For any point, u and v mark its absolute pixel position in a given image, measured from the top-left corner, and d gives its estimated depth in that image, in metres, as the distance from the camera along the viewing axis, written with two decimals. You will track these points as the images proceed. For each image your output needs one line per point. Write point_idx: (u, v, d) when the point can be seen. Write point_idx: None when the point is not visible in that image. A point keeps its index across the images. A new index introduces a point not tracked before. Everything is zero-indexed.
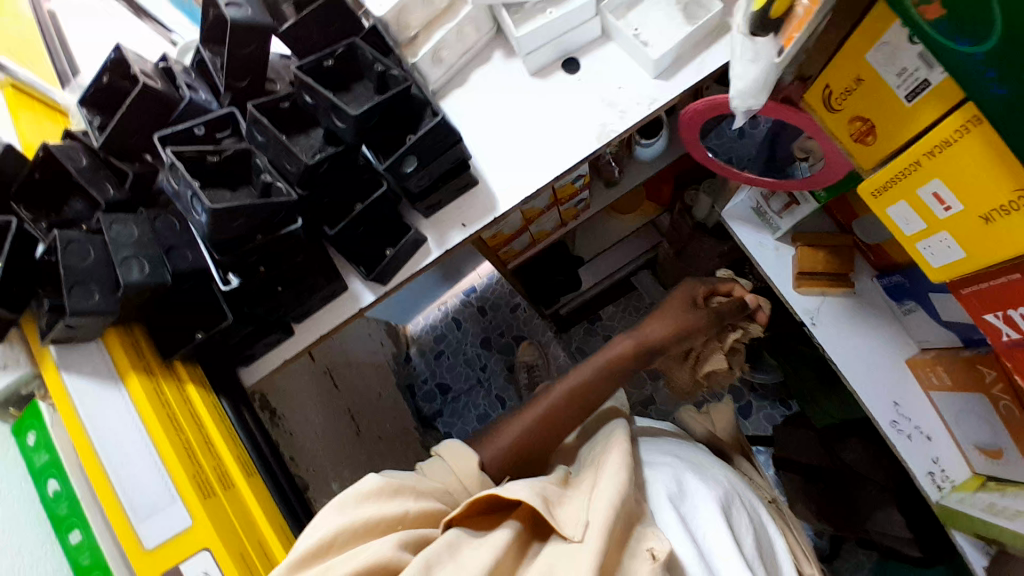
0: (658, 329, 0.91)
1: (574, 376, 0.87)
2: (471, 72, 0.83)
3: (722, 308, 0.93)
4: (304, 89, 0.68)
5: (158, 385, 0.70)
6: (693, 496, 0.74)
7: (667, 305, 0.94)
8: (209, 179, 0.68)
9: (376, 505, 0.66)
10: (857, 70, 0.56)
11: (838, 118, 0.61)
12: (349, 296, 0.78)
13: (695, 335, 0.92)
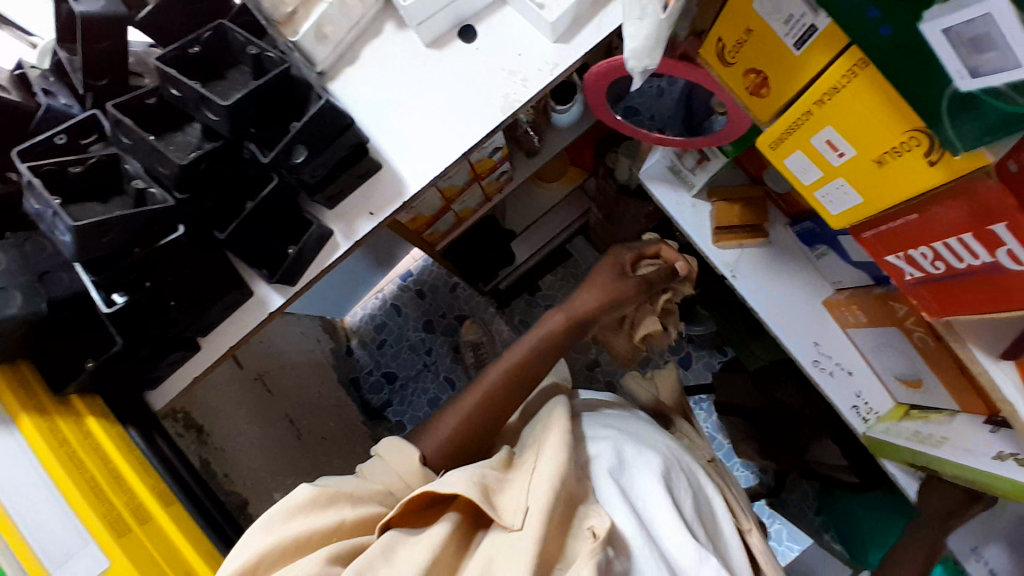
0: (592, 301, 0.90)
1: (506, 356, 0.85)
2: (362, 48, 0.77)
3: (651, 274, 0.93)
4: (168, 80, 0.61)
5: (54, 423, 0.64)
6: (635, 467, 0.74)
7: (598, 275, 0.92)
8: (72, 192, 0.61)
9: (310, 518, 0.63)
10: (748, 24, 0.54)
11: (732, 72, 0.60)
12: (256, 301, 0.74)
13: (626, 305, 0.92)
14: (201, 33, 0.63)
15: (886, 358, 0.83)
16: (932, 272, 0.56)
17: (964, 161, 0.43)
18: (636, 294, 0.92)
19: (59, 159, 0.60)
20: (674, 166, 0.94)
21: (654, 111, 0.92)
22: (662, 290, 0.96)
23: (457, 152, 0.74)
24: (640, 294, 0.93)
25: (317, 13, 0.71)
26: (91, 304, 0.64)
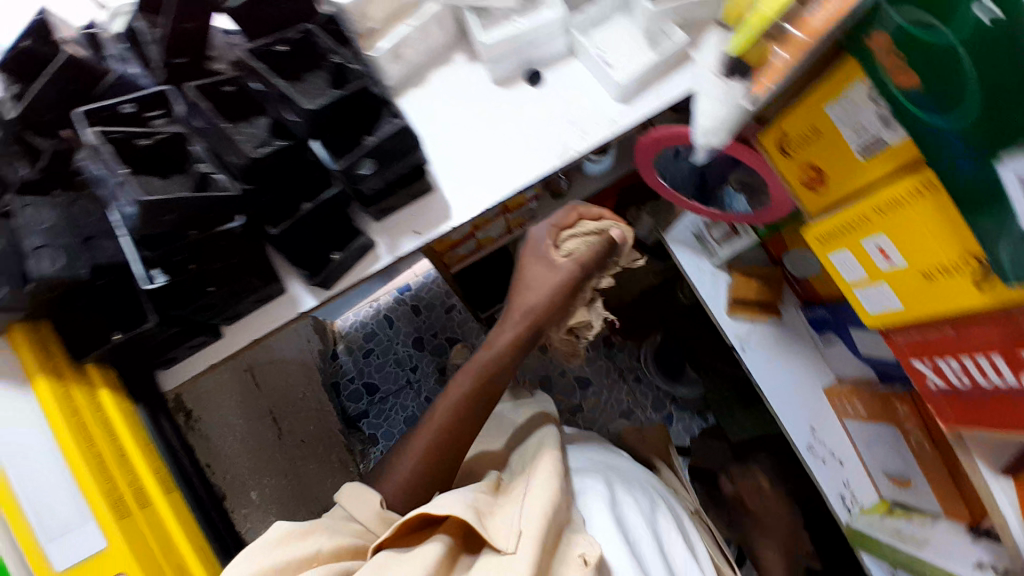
0: (529, 297, 0.88)
1: (466, 377, 0.86)
2: (433, 74, 0.79)
3: (581, 255, 0.89)
4: (251, 73, 0.61)
5: (68, 390, 0.63)
6: (623, 499, 0.75)
7: (529, 268, 0.90)
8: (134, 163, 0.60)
9: (294, 547, 0.64)
10: (815, 127, 0.58)
11: (793, 164, 0.63)
12: (289, 299, 0.75)
13: (558, 307, 0.89)
14: (287, 35, 0.63)
15: (880, 452, 0.87)
16: (954, 380, 0.59)
17: (1012, 292, 0.47)
18: (572, 288, 0.89)
19: (128, 128, 0.59)
20: (699, 233, 0.97)
21: (674, 175, 0.84)
22: (595, 273, 0.92)
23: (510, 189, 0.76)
24: (570, 289, 0.89)
25: (397, 34, 0.72)
26: (128, 277, 0.63)
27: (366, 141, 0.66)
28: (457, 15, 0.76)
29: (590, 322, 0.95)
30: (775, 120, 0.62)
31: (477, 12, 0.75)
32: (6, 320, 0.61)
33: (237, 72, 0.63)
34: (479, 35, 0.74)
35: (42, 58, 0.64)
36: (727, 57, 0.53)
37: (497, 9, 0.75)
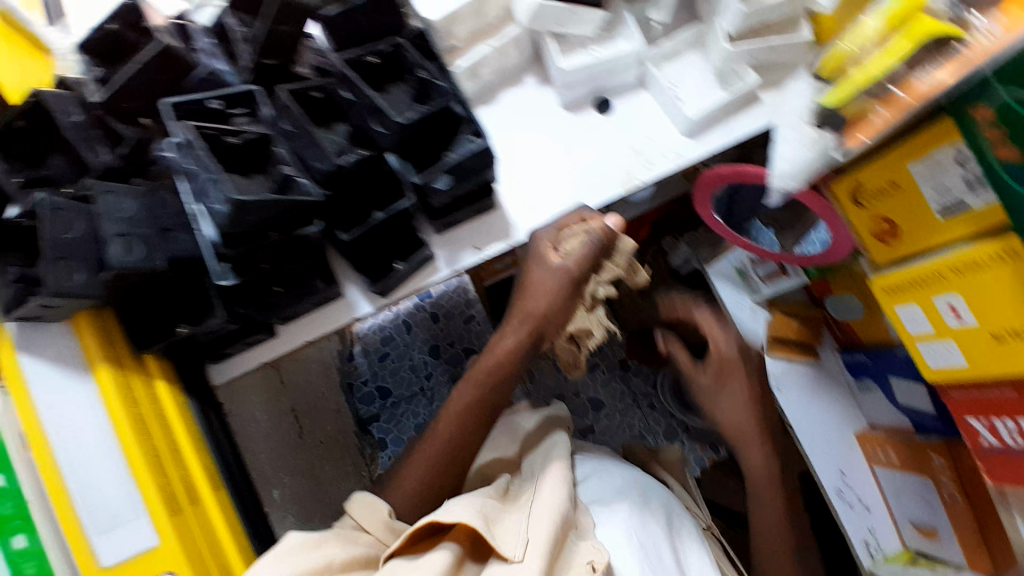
0: (532, 303, 0.79)
1: (467, 385, 0.83)
2: (504, 93, 0.79)
3: (578, 256, 0.75)
4: (344, 82, 0.62)
5: (129, 381, 0.62)
6: (629, 500, 0.76)
7: (531, 275, 0.79)
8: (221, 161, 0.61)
9: (302, 559, 0.63)
10: (894, 183, 0.59)
11: (864, 216, 0.64)
12: (345, 304, 0.75)
13: (557, 314, 0.80)
14: (380, 48, 0.64)
15: (909, 502, 0.88)
16: (1008, 438, 0.61)
17: None
18: (571, 295, 0.79)
19: (218, 126, 0.60)
20: (743, 268, 0.98)
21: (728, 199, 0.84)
22: (591, 274, 0.80)
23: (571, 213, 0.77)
24: (569, 294, 0.79)
25: (477, 54, 0.73)
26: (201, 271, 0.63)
27: (447, 159, 0.65)
28: (532, 39, 0.76)
29: (592, 332, 0.83)
30: (849, 171, 0.63)
31: (558, 37, 0.76)
32: (75, 310, 0.60)
33: (327, 79, 0.63)
34: (554, 60, 0.75)
35: (127, 43, 0.62)
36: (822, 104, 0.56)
37: (578, 36, 0.76)
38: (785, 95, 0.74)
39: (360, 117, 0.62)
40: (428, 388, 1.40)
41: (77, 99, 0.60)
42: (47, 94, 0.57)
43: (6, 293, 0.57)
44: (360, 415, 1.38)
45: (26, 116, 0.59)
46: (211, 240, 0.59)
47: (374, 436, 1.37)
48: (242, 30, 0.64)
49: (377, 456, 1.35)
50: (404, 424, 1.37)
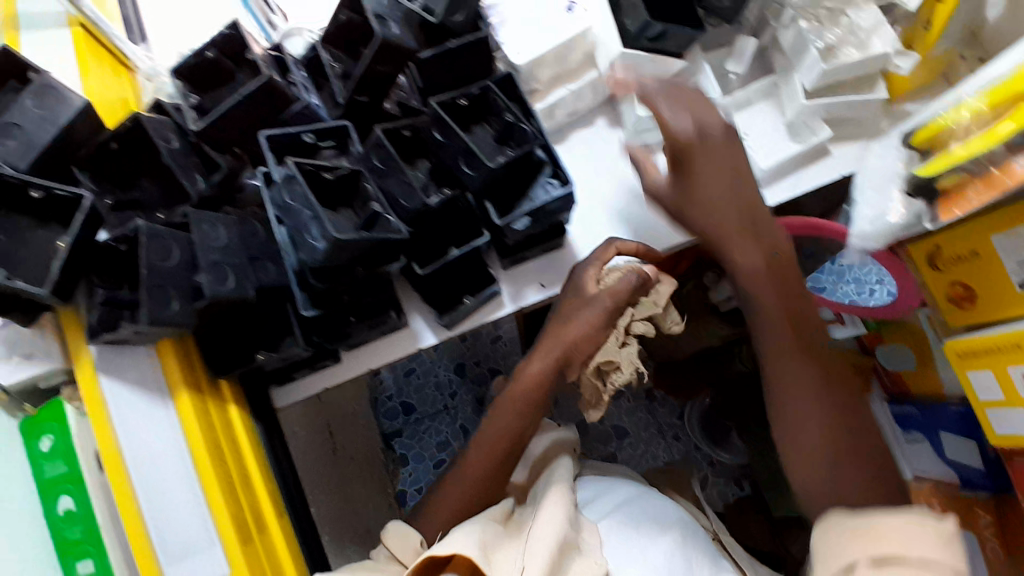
0: (564, 329, 0.75)
1: (494, 421, 0.81)
2: (576, 132, 0.79)
3: (615, 289, 0.72)
4: (437, 123, 0.62)
5: (207, 408, 0.63)
6: (628, 528, 0.76)
7: (563, 304, 0.75)
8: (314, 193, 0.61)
9: None
10: (978, 254, 0.60)
11: (943, 281, 0.66)
12: (410, 333, 0.75)
13: (585, 341, 0.75)
14: (472, 91, 0.65)
15: None
16: None
17: None
18: (605, 325, 0.74)
19: (316, 162, 0.61)
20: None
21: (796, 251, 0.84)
22: (628, 308, 0.75)
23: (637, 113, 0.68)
24: (604, 325, 0.74)
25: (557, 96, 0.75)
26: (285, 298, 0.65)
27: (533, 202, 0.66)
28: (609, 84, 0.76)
29: (621, 367, 0.76)
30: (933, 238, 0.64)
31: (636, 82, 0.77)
32: (157, 340, 0.61)
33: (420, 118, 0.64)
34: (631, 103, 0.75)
35: (223, 70, 0.62)
36: (912, 176, 0.57)
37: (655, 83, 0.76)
38: (854, 152, 0.74)
39: (450, 158, 0.63)
40: (452, 407, 1.48)
41: (173, 126, 0.60)
42: (145, 118, 0.57)
43: (96, 315, 0.55)
44: (384, 429, 1.47)
45: (120, 140, 0.58)
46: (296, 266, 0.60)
47: (396, 450, 1.45)
48: (338, 65, 0.65)
49: (399, 472, 1.43)
50: (426, 439, 1.45)
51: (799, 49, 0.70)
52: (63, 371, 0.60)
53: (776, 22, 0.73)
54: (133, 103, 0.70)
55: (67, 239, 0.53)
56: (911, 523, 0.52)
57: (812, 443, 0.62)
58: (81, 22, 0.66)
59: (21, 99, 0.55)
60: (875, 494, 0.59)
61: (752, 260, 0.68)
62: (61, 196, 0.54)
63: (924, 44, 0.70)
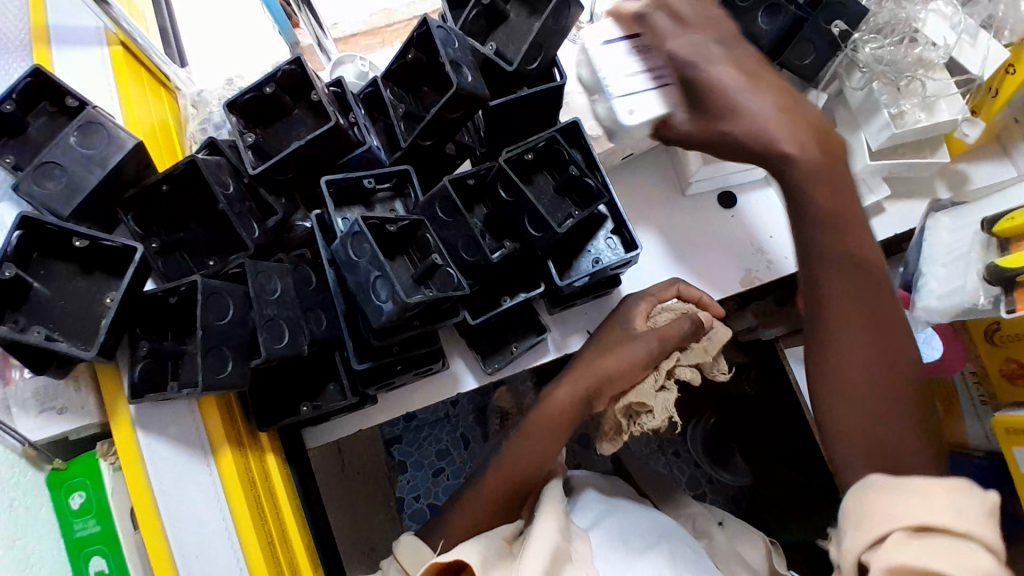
0: (598, 359, 0.68)
1: (512, 451, 0.70)
2: (630, 171, 0.77)
3: (665, 331, 0.66)
4: (504, 176, 0.60)
5: (246, 460, 0.60)
6: (617, 547, 0.66)
7: (606, 335, 0.69)
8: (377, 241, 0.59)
9: None
10: None
11: (1003, 363, 0.66)
12: (450, 378, 0.72)
13: (622, 375, 0.66)
14: (537, 139, 0.62)
15: None
16: None
17: None
18: (646, 361, 0.66)
19: (380, 214, 0.58)
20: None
21: None
22: (674, 352, 0.67)
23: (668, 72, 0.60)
24: (643, 362, 0.66)
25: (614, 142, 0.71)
26: (336, 347, 0.63)
27: (598, 262, 0.65)
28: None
29: (653, 413, 0.67)
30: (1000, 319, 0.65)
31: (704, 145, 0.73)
32: (197, 398, 0.57)
33: (488, 167, 0.63)
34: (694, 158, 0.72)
35: (280, 105, 0.60)
36: (994, 266, 0.57)
37: None
38: (913, 211, 0.72)
39: (517, 212, 0.61)
40: (453, 414, 1.34)
41: (229, 167, 0.58)
42: (201, 159, 0.55)
43: (140, 370, 0.53)
44: (383, 434, 1.33)
45: (171, 181, 0.56)
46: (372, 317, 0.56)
47: (395, 458, 1.32)
48: (400, 106, 0.64)
49: (397, 479, 1.30)
50: (426, 447, 1.32)
51: (868, 110, 0.68)
52: (94, 425, 0.57)
53: (845, 79, 0.70)
54: (172, 127, 0.69)
55: (117, 293, 0.51)
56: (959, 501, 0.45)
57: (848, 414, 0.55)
58: (120, 39, 0.64)
59: (64, 136, 0.53)
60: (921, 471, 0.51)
61: None
62: (108, 245, 0.52)
63: (989, 112, 0.70)
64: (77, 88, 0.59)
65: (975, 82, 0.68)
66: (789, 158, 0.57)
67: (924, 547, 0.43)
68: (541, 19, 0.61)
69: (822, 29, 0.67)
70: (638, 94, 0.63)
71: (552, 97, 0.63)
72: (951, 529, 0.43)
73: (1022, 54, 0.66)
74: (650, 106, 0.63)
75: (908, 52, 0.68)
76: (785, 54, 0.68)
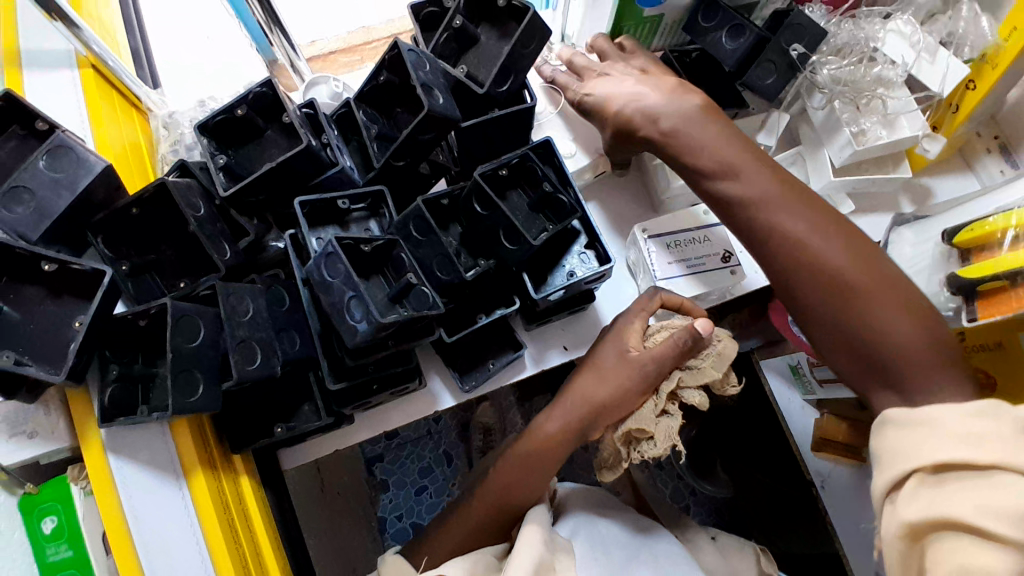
0: (593, 388, 0.66)
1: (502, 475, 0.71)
2: (602, 188, 0.78)
3: (660, 352, 0.63)
4: (477, 194, 0.60)
5: (220, 482, 0.59)
6: (601, 560, 0.66)
7: (595, 355, 0.68)
8: (354, 263, 0.60)
9: None
10: (1008, 353, 0.62)
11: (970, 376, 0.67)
12: (427, 395, 0.72)
13: (617, 401, 0.65)
14: (509, 157, 0.63)
15: None
16: None
17: None
18: (643, 385, 0.64)
19: (354, 234, 0.58)
20: (798, 367, 0.94)
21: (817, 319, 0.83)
22: (675, 371, 0.65)
23: (601, 103, 0.67)
24: (637, 387, 0.64)
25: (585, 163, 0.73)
26: (309, 367, 0.63)
27: (572, 276, 0.66)
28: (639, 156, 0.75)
29: (654, 440, 0.64)
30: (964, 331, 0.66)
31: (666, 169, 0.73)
32: (170, 419, 0.56)
33: (463, 187, 0.64)
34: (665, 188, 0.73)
35: (253, 126, 0.61)
36: (958, 275, 0.58)
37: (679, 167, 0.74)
38: (878, 224, 0.75)
39: (491, 229, 0.61)
40: (435, 432, 1.33)
41: (201, 190, 0.58)
42: (172, 183, 0.55)
43: (110, 395, 0.53)
44: (365, 452, 1.31)
45: (141, 204, 0.55)
46: (357, 333, 0.54)
47: (378, 477, 1.30)
48: (374, 127, 0.64)
49: (378, 498, 1.27)
50: (408, 465, 1.31)
51: (831, 129, 0.69)
52: (65, 450, 0.56)
53: (806, 99, 0.72)
54: (145, 149, 0.69)
55: (87, 317, 0.51)
56: (975, 429, 0.45)
57: (865, 370, 0.55)
58: (92, 62, 0.64)
59: (33, 160, 0.52)
60: (928, 378, 0.52)
61: (736, 168, 0.60)
62: (77, 269, 0.52)
63: (950, 128, 0.72)
64: (47, 112, 0.59)
65: (935, 98, 0.70)
66: (731, 186, 0.60)
67: (938, 495, 0.44)
68: (510, 43, 0.62)
69: (781, 50, 0.69)
70: (674, 276, 0.71)
71: (522, 117, 0.65)
72: (974, 463, 0.43)
73: (981, 70, 0.67)
74: (685, 286, 0.71)
75: (867, 71, 0.70)
76: (748, 75, 0.71)
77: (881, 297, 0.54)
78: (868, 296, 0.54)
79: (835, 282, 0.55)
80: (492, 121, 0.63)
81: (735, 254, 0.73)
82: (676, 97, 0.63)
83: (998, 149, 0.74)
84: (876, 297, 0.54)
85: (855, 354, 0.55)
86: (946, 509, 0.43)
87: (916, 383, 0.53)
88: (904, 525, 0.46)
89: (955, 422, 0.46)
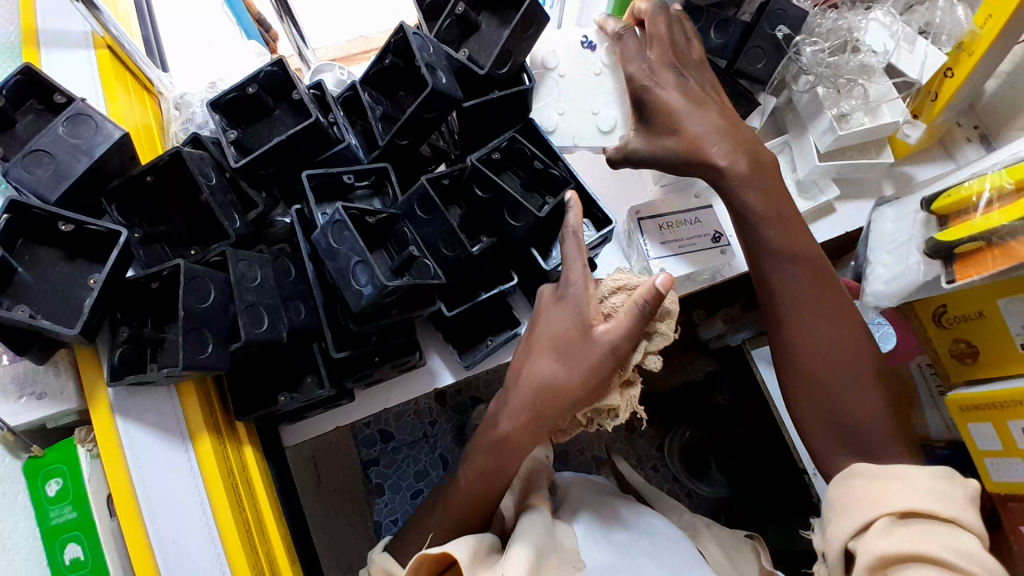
0: (551, 371, 0.61)
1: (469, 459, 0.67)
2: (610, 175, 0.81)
3: (624, 327, 0.59)
4: (475, 178, 0.63)
5: (225, 448, 0.60)
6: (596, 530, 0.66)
7: (554, 330, 0.62)
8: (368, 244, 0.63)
9: None
10: (991, 322, 0.65)
11: (953, 344, 0.70)
12: (428, 370, 0.74)
13: (588, 388, 0.60)
14: (498, 142, 0.65)
15: None
16: None
17: None
18: (613, 365, 0.60)
19: (359, 205, 0.60)
20: None
21: None
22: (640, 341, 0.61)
23: None
24: (607, 370, 0.60)
25: (564, 142, 0.73)
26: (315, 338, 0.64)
27: None
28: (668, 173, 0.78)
29: (618, 413, 0.62)
30: (947, 301, 0.69)
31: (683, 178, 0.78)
32: (175, 382, 0.57)
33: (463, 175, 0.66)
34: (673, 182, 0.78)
35: (263, 105, 0.63)
36: (934, 240, 0.62)
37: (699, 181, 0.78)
38: (861, 210, 0.77)
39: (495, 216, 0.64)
40: (432, 435, 1.33)
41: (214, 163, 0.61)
42: (185, 151, 0.57)
43: (120, 355, 0.54)
44: (360, 455, 1.30)
45: (155, 172, 0.58)
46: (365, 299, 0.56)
47: (373, 480, 1.28)
48: (379, 108, 0.66)
49: (374, 502, 1.26)
50: (404, 469, 1.29)
51: (814, 111, 0.73)
52: (72, 412, 0.57)
53: (793, 83, 0.76)
54: (155, 130, 0.71)
55: (101, 276, 0.53)
56: (936, 487, 0.51)
57: (834, 433, 0.60)
58: (107, 43, 0.66)
59: (53, 126, 0.54)
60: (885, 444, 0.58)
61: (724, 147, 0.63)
62: (93, 230, 0.53)
63: (929, 115, 0.75)
64: (63, 85, 0.61)
65: (915, 85, 0.73)
66: (738, 190, 0.64)
67: (905, 536, 0.49)
68: (511, 28, 0.65)
69: (768, 34, 0.73)
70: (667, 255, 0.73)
71: (520, 98, 0.67)
72: (937, 514, 0.50)
73: (958, 58, 0.72)
74: (677, 264, 0.73)
75: (851, 58, 0.73)
76: (739, 62, 0.74)
77: (857, 371, 0.60)
78: (847, 372, 0.60)
79: (821, 349, 0.61)
80: (494, 100, 0.66)
81: (726, 236, 0.76)
82: (666, 79, 0.66)
83: (978, 137, 0.78)
84: (850, 372, 0.60)
85: (825, 421, 0.60)
86: (915, 546, 0.48)
87: (880, 452, 0.58)
88: (874, 557, 0.49)
89: (928, 483, 0.52)
